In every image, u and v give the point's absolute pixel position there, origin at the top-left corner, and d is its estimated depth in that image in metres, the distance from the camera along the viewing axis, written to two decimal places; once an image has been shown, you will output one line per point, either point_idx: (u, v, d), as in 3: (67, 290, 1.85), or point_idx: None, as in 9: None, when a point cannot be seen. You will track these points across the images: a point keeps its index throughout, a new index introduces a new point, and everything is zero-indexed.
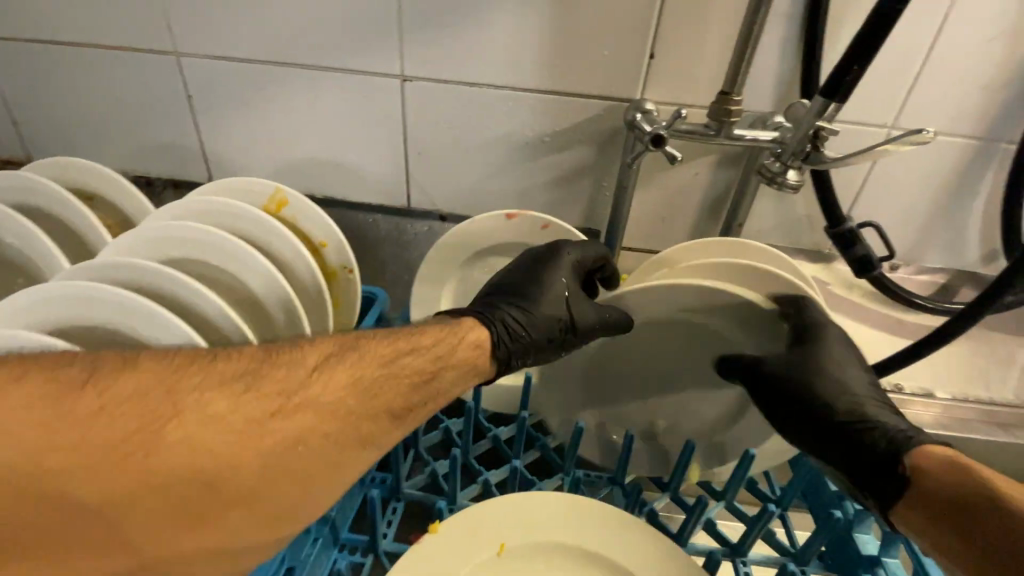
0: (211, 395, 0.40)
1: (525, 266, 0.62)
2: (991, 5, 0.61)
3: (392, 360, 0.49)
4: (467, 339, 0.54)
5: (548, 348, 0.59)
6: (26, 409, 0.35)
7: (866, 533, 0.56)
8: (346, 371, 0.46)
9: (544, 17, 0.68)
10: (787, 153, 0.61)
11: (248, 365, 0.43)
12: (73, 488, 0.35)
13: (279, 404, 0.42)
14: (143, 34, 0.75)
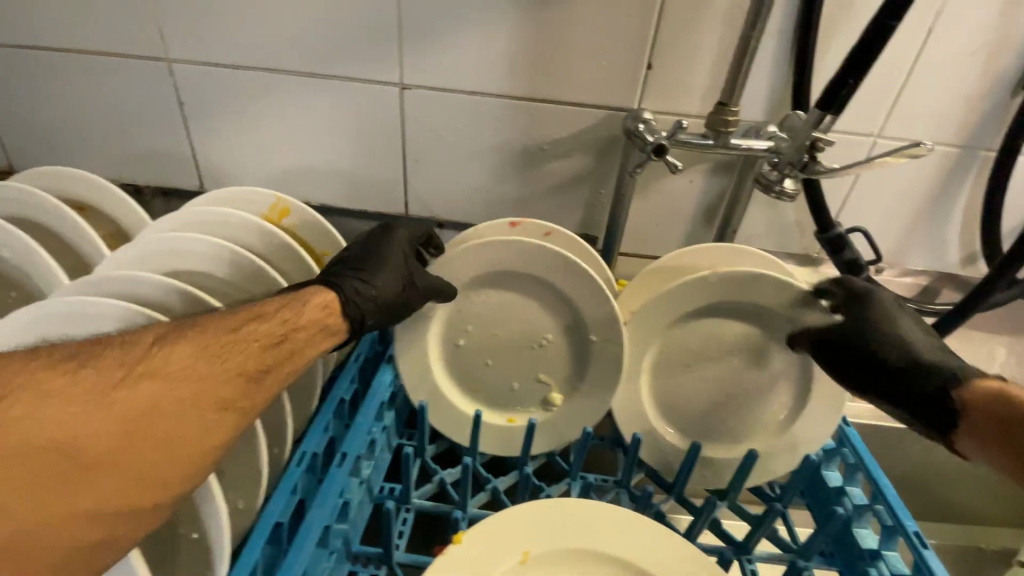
0: (44, 376, 0.40)
1: (364, 242, 0.61)
2: (969, 21, 0.65)
3: (235, 330, 0.48)
4: (311, 301, 0.53)
5: (402, 308, 0.58)
6: None
7: (865, 528, 0.58)
8: (188, 345, 0.46)
9: (544, 27, 0.69)
10: (784, 162, 0.63)
11: (78, 351, 0.43)
12: None
13: (121, 375, 0.42)
14: (135, 41, 0.74)
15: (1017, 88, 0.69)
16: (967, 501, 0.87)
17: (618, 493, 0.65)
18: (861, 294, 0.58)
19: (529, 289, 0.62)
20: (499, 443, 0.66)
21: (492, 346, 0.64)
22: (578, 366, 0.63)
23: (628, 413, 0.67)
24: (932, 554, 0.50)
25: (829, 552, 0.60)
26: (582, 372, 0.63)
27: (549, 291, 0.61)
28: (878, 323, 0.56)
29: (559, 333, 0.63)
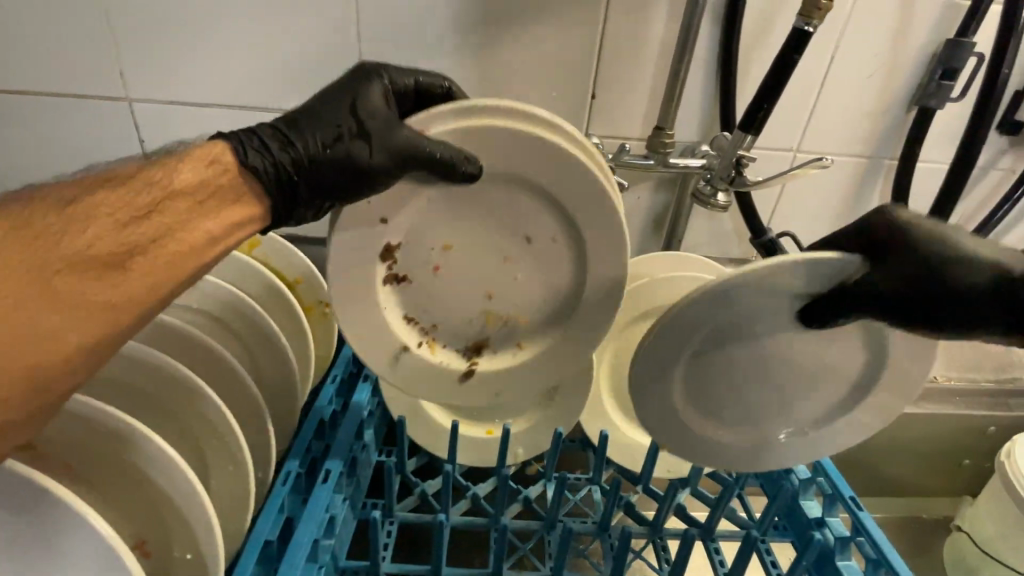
0: (146, 215, 0.41)
1: (334, 158, 0.47)
2: (864, 50, 0.75)
3: (78, 203, 0.39)
4: (194, 158, 0.45)
5: (337, 180, 0.48)
6: (95, 220, 0.39)
7: (809, 499, 0.64)
8: (188, 198, 0.43)
9: (494, 61, 0.75)
10: (716, 178, 0.70)
11: (157, 186, 0.42)
12: (141, 229, 0.40)
13: (135, 213, 0.40)
14: (92, 81, 0.75)
15: (910, 104, 0.79)
16: (903, 474, 0.96)
17: (599, 539, 0.64)
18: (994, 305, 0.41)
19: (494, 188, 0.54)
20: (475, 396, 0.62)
21: (447, 297, 0.59)
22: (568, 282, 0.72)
23: (598, 376, 0.71)
24: (867, 513, 0.58)
25: (780, 523, 0.66)
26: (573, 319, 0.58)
27: (520, 182, 0.53)
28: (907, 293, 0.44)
29: (538, 223, 0.56)
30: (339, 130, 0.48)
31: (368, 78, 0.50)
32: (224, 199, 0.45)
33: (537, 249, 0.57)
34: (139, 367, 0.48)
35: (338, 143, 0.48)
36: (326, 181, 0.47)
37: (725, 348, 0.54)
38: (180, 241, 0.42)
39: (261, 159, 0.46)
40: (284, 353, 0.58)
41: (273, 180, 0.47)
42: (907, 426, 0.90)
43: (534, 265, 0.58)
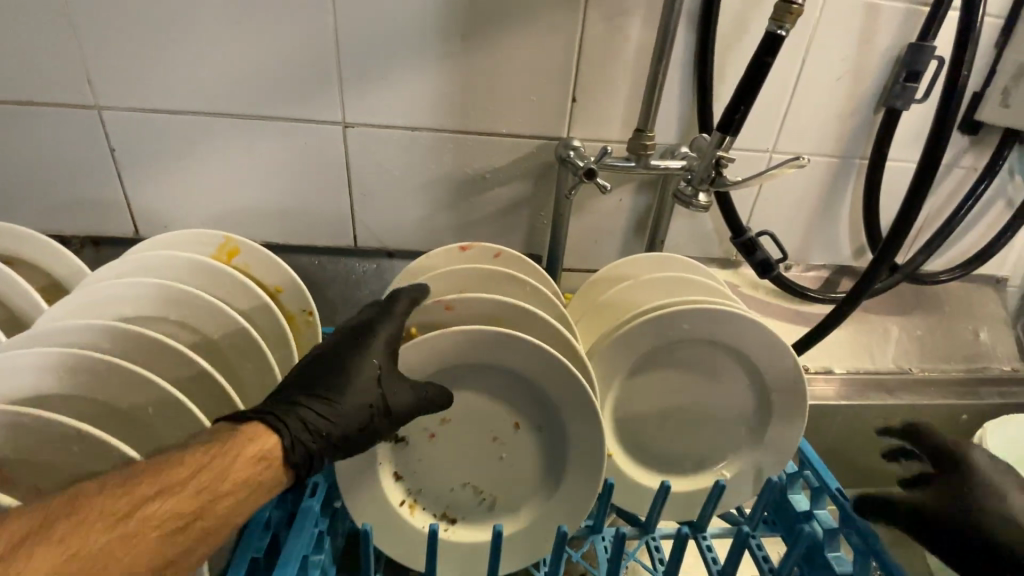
0: (185, 520, 0.40)
1: (359, 419, 0.51)
2: (833, 55, 0.78)
3: (132, 514, 0.39)
4: (247, 453, 0.44)
5: (360, 438, 0.52)
6: (133, 528, 0.38)
7: (797, 493, 0.65)
8: (232, 493, 0.43)
9: (475, 66, 0.75)
10: (696, 179, 0.72)
11: (210, 479, 0.42)
12: (178, 540, 0.40)
13: (179, 521, 0.40)
14: (57, 88, 0.73)
15: (879, 105, 0.82)
16: (883, 466, 0.99)
17: (592, 541, 0.63)
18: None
19: (496, 304, 0.58)
20: (414, 542, 0.59)
21: (435, 459, 0.60)
22: (552, 283, 0.70)
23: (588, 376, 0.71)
24: (853, 504, 0.59)
25: (770, 519, 0.67)
26: (558, 458, 0.59)
27: (513, 372, 0.58)
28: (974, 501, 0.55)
29: (524, 412, 0.59)
30: (369, 404, 0.52)
31: (388, 353, 0.55)
32: (259, 492, 0.45)
33: (517, 437, 0.60)
34: (131, 387, 0.49)
35: (363, 410, 0.52)
36: (352, 440, 0.51)
37: (677, 363, 0.64)
38: (203, 542, 0.41)
39: (297, 438, 0.47)
40: (267, 363, 0.58)
41: (305, 458, 0.48)
42: (884, 419, 0.93)
43: (514, 455, 0.60)
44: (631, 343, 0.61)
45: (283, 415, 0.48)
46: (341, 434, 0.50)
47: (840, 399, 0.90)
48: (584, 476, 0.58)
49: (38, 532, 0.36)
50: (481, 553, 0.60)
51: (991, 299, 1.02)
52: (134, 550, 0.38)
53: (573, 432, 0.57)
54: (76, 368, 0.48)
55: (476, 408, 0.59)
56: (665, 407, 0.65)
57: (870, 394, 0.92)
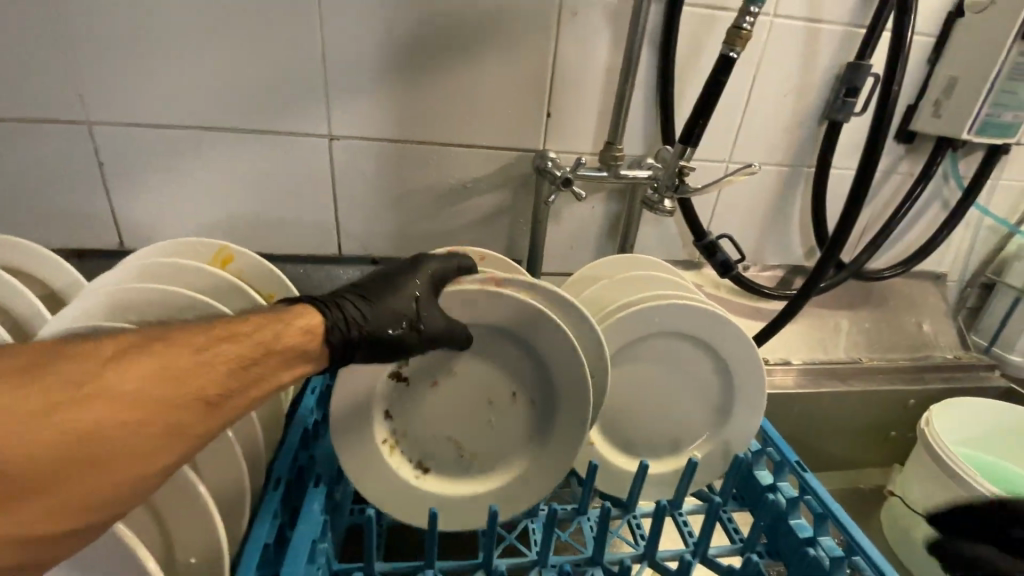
0: (221, 371, 0.46)
1: (393, 325, 0.56)
2: (779, 74, 0.86)
3: (207, 347, 0.46)
4: (295, 324, 0.52)
5: (389, 344, 0.56)
6: (182, 364, 0.44)
7: (762, 469, 0.71)
8: (265, 362, 0.49)
9: (456, 83, 0.80)
10: (662, 186, 0.79)
11: (252, 347, 0.48)
12: (211, 389, 0.45)
13: (217, 366, 0.45)
14: (50, 104, 0.75)
15: (822, 119, 0.91)
16: (840, 449, 1.07)
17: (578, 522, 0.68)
18: None
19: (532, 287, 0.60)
20: (412, 517, 0.63)
21: (429, 424, 0.64)
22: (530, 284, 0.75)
23: None
24: (811, 474, 0.65)
25: (739, 494, 0.73)
26: (544, 421, 0.64)
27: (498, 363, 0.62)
28: None
29: (513, 383, 0.64)
30: (403, 314, 0.57)
31: (431, 276, 0.59)
32: (293, 361, 0.51)
33: (509, 406, 0.65)
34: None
35: (398, 316, 0.57)
36: (381, 346, 0.56)
37: (647, 354, 0.69)
38: (233, 396, 0.46)
39: (336, 320, 0.54)
40: None
41: (338, 339, 0.53)
42: (839, 404, 1.01)
43: (503, 423, 0.65)
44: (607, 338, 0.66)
45: (329, 302, 0.55)
46: (371, 335, 0.55)
47: (797, 387, 0.98)
48: (566, 454, 0.63)
49: (140, 343, 0.44)
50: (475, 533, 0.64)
51: (931, 293, 1.13)
52: (181, 381, 0.43)
53: (560, 395, 0.62)
54: None
55: (468, 375, 0.64)
56: (638, 395, 0.70)
57: (824, 381, 1.00)
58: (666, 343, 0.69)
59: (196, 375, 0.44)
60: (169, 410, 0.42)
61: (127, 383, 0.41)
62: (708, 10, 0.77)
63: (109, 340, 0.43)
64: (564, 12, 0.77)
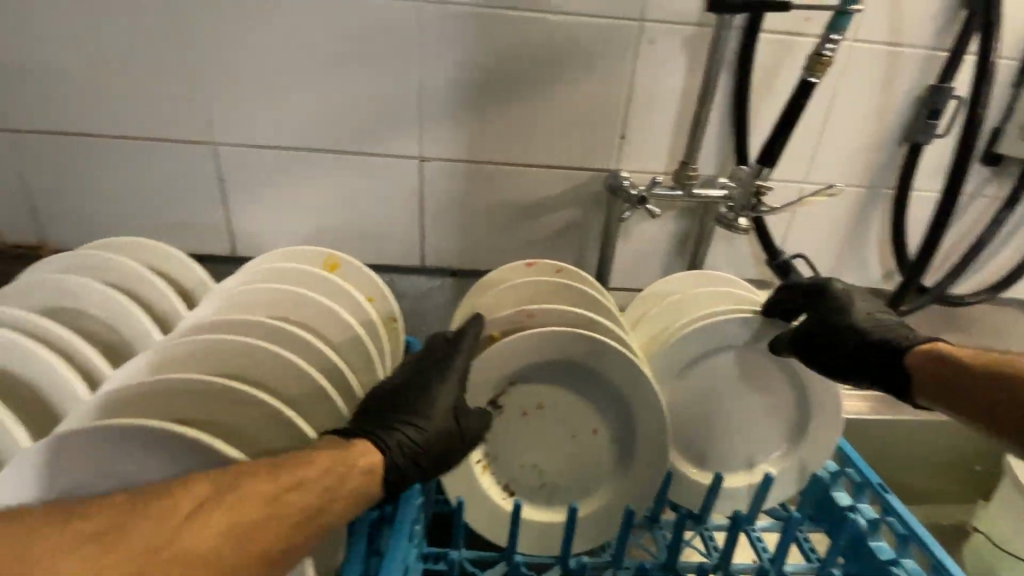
0: (286, 525, 0.44)
1: (443, 449, 0.57)
2: (858, 96, 0.86)
3: (275, 497, 0.44)
4: (359, 464, 0.50)
5: (443, 464, 0.57)
6: (253, 519, 0.43)
7: (839, 490, 0.72)
8: (331, 509, 0.47)
9: (536, 108, 0.86)
10: (737, 206, 0.81)
11: (319, 492, 0.47)
12: (278, 544, 0.43)
13: (286, 518, 0.44)
14: (186, 128, 0.86)
15: (902, 140, 0.90)
16: (918, 483, 1.02)
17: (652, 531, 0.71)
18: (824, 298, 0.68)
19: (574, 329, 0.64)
20: (498, 518, 0.68)
21: (522, 439, 0.68)
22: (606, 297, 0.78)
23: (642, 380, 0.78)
24: (894, 496, 0.66)
25: (814, 516, 0.74)
26: (625, 455, 0.68)
27: (588, 371, 0.66)
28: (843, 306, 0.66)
29: (599, 406, 0.68)
30: (452, 430, 0.59)
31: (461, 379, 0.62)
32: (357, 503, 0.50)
33: (596, 433, 0.68)
34: (276, 369, 0.58)
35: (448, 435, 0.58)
36: (435, 470, 0.57)
37: (727, 368, 0.71)
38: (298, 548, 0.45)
39: (397, 454, 0.54)
40: (366, 355, 0.67)
41: (398, 475, 0.53)
42: (916, 434, 0.98)
43: (586, 454, 0.68)
44: (687, 349, 0.69)
45: (381, 431, 0.55)
46: (426, 460, 0.56)
47: (873, 413, 0.95)
48: (653, 460, 0.66)
49: (213, 495, 0.43)
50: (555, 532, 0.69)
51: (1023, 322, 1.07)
52: (251, 535, 0.42)
53: (642, 433, 0.66)
54: (221, 348, 0.58)
55: (560, 398, 0.68)
56: (717, 411, 0.72)
57: (904, 409, 0.97)
58: (745, 357, 0.70)
59: (265, 529, 0.43)
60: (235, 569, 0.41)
61: (196, 544, 0.40)
62: (786, 36, 0.80)
63: (185, 490, 0.42)
64: (642, 40, 0.81)
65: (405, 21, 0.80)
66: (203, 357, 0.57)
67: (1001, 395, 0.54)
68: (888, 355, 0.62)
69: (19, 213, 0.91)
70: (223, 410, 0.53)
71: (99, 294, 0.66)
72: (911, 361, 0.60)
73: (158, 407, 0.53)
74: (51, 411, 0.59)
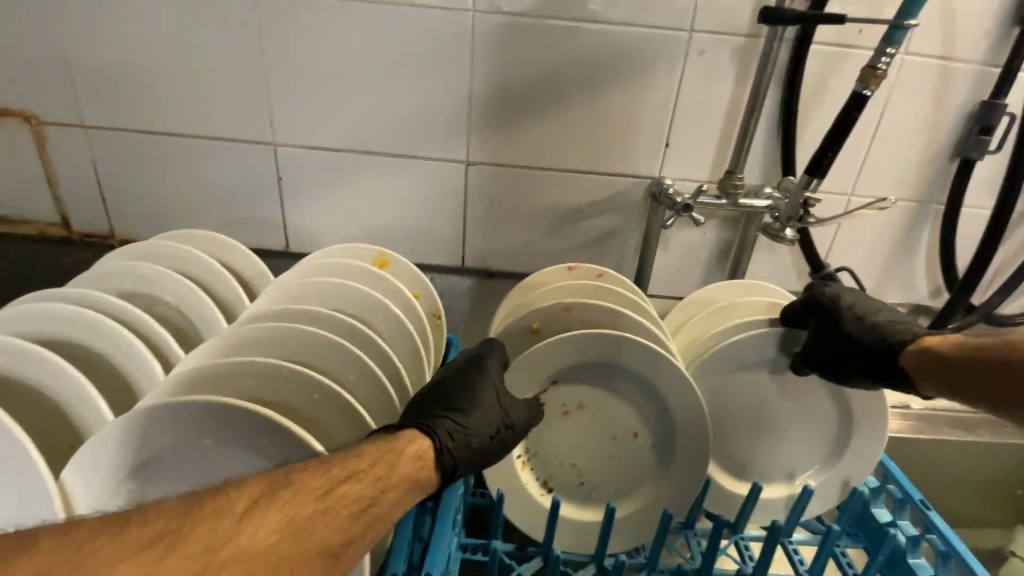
0: (336, 520, 0.45)
1: (490, 437, 0.60)
2: (909, 110, 0.85)
3: (329, 492, 0.46)
4: (407, 453, 0.53)
5: (491, 451, 0.60)
6: (306, 512, 0.44)
7: (880, 506, 0.72)
8: (378, 503, 0.49)
9: (581, 115, 0.88)
10: (783, 217, 0.81)
11: (366, 486, 0.48)
12: (330, 536, 0.44)
13: (338, 509, 0.46)
14: (249, 128, 0.91)
15: (953, 155, 0.88)
16: (961, 507, 0.99)
17: (686, 535, 0.73)
18: (821, 309, 0.67)
19: (605, 337, 0.65)
20: (539, 516, 0.71)
21: (564, 439, 0.71)
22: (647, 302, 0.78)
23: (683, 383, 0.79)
24: (937, 515, 0.66)
25: (853, 531, 0.74)
26: (663, 460, 0.69)
27: (628, 373, 0.68)
28: (837, 313, 0.67)
29: (642, 412, 0.69)
30: (497, 421, 0.61)
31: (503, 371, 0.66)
32: (408, 491, 0.51)
33: (638, 436, 0.70)
34: (334, 355, 0.61)
35: (496, 425, 0.61)
36: (483, 458, 0.59)
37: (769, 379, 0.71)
38: (353, 542, 0.46)
39: (447, 439, 0.56)
40: (415, 347, 0.69)
41: (449, 460, 0.55)
42: (961, 457, 0.95)
43: (626, 456, 0.71)
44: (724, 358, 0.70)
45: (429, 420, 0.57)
46: (474, 449, 0.58)
47: (916, 432, 0.93)
48: (692, 465, 0.67)
49: (268, 493, 0.44)
50: (591, 529, 0.71)
51: None
52: (307, 525, 0.43)
53: (680, 438, 0.68)
54: (283, 336, 0.61)
55: (601, 399, 0.70)
56: (759, 422, 0.72)
57: (949, 430, 0.94)
58: (784, 368, 0.71)
59: (319, 521, 0.44)
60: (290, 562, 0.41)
61: (259, 540, 0.41)
62: (838, 48, 0.79)
63: (240, 492, 0.43)
64: (691, 50, 0.82)
65: (459, 29, 0.83)
66: (267, 342, 0.61)
67: (986, 377, 0.57)
68: (886, 352, 0.64)
69: (94, 204, 0.98)
70: (286, 392, 0.56)
71: (169, 280, 0.70)
72: (907, 357, 0.63)
73: (230, 387, 0.56)
74: (131, 391, 0.64)
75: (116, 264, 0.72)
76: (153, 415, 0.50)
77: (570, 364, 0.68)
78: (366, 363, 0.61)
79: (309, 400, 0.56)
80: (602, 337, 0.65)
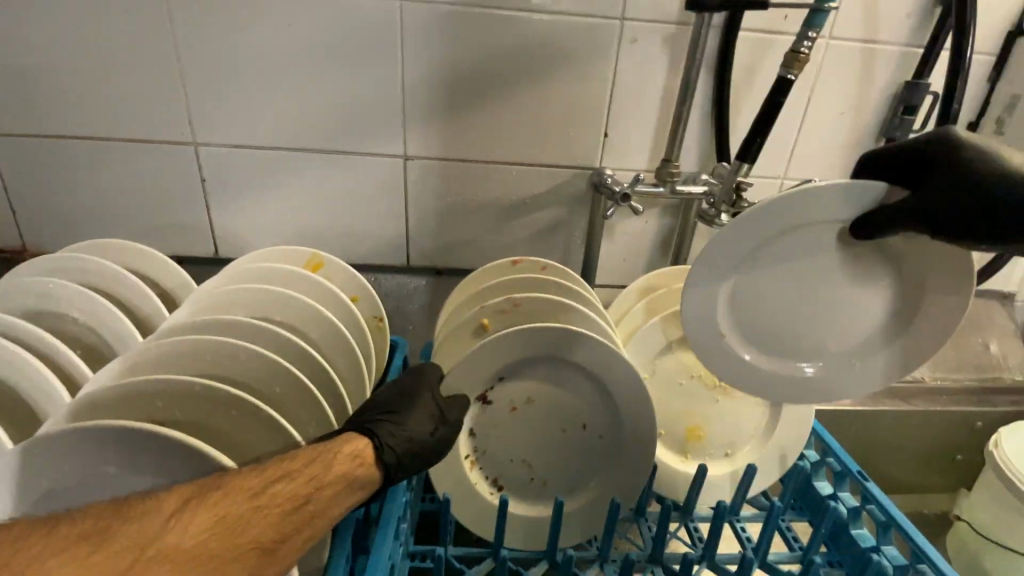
0: (271, 518, 0.43)
1: (431, 435, 0.58)
2: (837, 94, 0.88)
3: (261, 491, 0.43)
4: (343, 451, 0.51)
5: (432, 448, 0.58)
6: (239, 510, 0.42)
7: (821, 480, 0.75)
8: (316, 499, 0.46)
9: (519, 105, 0.86)
10: (718, 200, 0.81)
11: (303, 484, 0.46)
12: (264, 535, 0.42)
13: (272, 508, 0.43)
14: (166, 128, 0.85)
15: (879, 136, 0.92)
16: (898, 472, 1.05)
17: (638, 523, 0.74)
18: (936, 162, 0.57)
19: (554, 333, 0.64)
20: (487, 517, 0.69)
21: (513, 437, 0.70)
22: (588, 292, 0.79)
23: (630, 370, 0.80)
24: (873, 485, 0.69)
25: (797, 506, 0.77)
26: (613, 453, 0.69)
27: (576, 368, 0.67)
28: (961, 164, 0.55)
29: (591, 407, 0.69)
30: (436, 419, 0.60)
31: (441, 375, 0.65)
32: (345, 490, 0.49)
33: (587, 431, 0.69)
34: (259, 367, 0.57)
35: (436, 423, 0.59)
36: (425, 455, 0.57)
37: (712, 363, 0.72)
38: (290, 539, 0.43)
39: (386, 437, 0.54)
40: (351, 353, 0.66)
41: (389, 458, 0.53)
42: (898, 425, 0.99)
43: (576, 451, 0.70)
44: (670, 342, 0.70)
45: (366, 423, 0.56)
46: (415, 447, 0.56)
47: (855, 405, 0.97)
48: (637, 455, 0.68)
49: (197, 492, 0.42)
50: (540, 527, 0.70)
51: (998, 312, 1.06)
52: (240, 523, 0.41)
53: (627, 427, 0.68)
54: (201, 350, 0.57)
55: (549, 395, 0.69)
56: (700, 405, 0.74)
57: (885, 400, 0.98)
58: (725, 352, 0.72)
59: (255, 518, 0.42)
60: (219, 560, 0.39)
61: (189, 539, 0.39)
62: (765, 34, 0.81)
63: (169, 492, 0.41)
64: (624, 38, 0.82)
65: (387, 19, 0.80)
66: (185, 357, 0.57)
67: None
68: None
69: None
70: (207, 410, 0.53)
71: (76, 296, 0.65)
72: None
73: (136, 410, 0.52)
74: (34, 417, 0.58)
75: (16, 281, 0.66)
76: (47, 445, 0.46)
77: (518, 360, 0.67)
78: (294, 373, 0.57)
79: (231, 416, 0.53)
80: (551, 331, 0.64)
